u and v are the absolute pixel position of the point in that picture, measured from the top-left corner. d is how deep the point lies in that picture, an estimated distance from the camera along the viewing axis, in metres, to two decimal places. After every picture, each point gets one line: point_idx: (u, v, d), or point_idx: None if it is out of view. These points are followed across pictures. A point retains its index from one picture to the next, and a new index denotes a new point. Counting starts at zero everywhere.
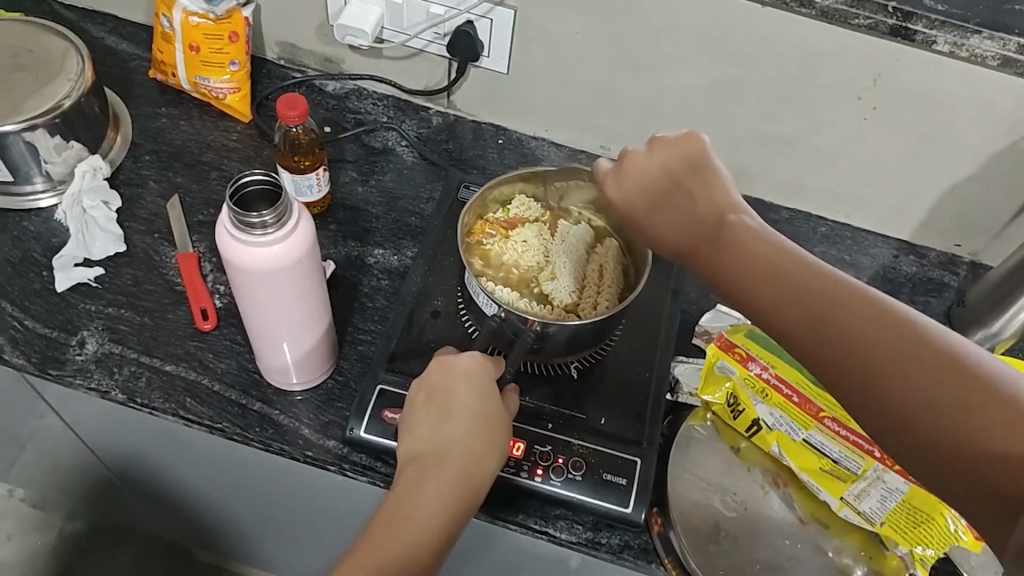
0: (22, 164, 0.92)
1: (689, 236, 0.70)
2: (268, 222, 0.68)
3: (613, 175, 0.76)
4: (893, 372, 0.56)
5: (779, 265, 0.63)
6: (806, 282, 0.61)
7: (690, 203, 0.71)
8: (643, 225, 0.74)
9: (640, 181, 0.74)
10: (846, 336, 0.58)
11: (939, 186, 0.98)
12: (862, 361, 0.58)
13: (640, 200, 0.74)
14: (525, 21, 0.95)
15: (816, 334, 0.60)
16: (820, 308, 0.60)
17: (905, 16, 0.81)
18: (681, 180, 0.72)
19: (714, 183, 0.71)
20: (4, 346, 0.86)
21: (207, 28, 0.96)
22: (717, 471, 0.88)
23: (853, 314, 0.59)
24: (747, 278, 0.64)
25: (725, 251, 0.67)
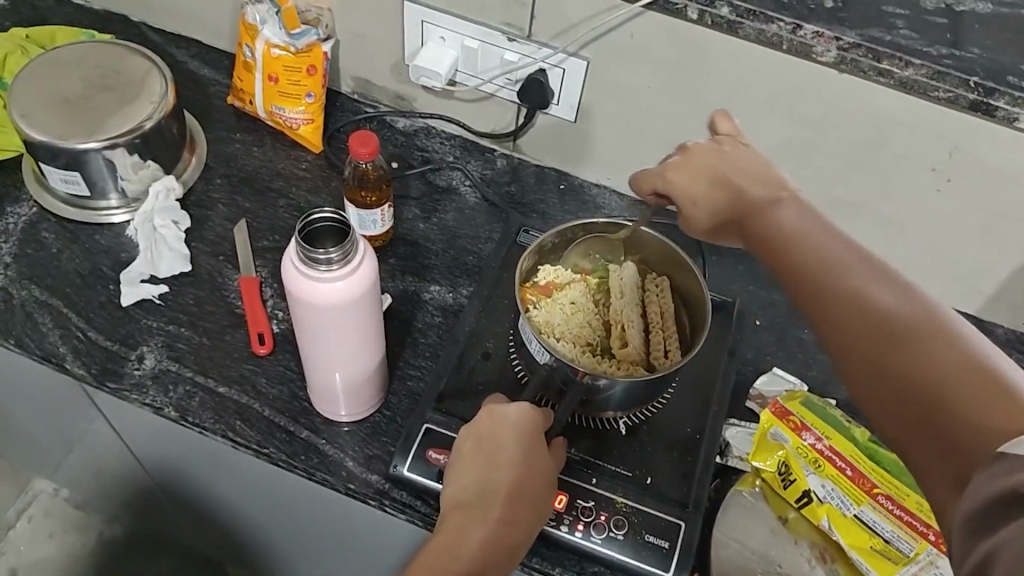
0: (100, 180, 0.95)
1: (731, 214, 0.70)
2: (333, 260, 0.69)
3: (675, 161, 0.73)
4: (894, 341, 0.57)
5: (811, 236, 0.64)
6: (831, 252, 0.63)
7: (735, 180, 0.70)
8: (695, 208, 0.72)
9: (700, 164, 0.72)
10: (860, 301, 0.59)
11: (1011, 263, 0.96)
12: (868, 327, 0.58)
13: (699, 183, 0.71)
14: (596, 71, 0.96)
15: (832, 298, 0.60)
16: (838, 274, 0.61)
17: (987, 92, 0.79)
18: (733, 163, 0.71)
19: (762, 165, 0.70)
20: (67, 355, 0.88)
21: (287, 60, 0.99)
22: (763, 541, 0.85)
23: (871, 283, 0.60)
24: (785, 245, 0.65)
25: (766, 219, 0.67)
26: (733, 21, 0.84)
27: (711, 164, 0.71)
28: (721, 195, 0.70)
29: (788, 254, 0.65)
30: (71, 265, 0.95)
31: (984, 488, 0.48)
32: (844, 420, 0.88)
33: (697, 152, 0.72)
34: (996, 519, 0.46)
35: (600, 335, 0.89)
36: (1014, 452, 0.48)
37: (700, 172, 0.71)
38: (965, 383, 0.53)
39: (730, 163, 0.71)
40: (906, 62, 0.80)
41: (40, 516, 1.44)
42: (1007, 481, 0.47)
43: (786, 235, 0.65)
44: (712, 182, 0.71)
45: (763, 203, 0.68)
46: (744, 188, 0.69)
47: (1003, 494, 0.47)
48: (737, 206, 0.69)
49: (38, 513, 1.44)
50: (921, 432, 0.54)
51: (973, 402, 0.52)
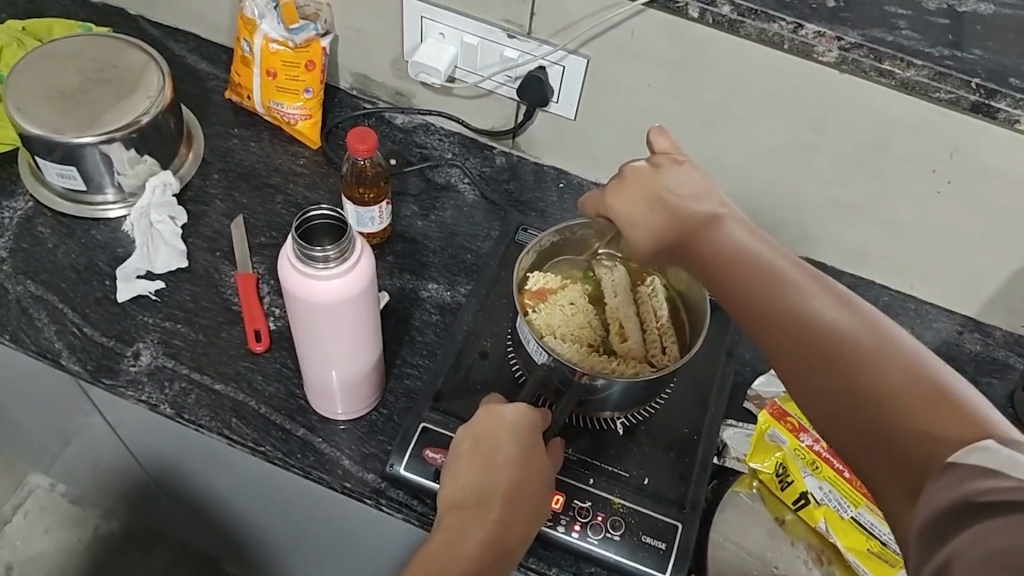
0: (97, 175, 0.94)
1: (671, 233, 0.70)
2: (330, 257, 0.68)
3: (613, 186, 0.75)
4: (835, 358, 0.57)
5: (751, 257, 0.65)
6: (769, 272, 0.63)
7: (667, 200, 0.70)
8: (638, 230, 0.72)
9: (635, 187, 0.73)
10: (800, 320, 0.60)
11: (1011, 266, 0.95)
12: (811, 346, 0.59)
13: (636, 205, 0.72)
14: (597, 69, 0.95)
15: (774, 318, 0.61)
16: (783, 295, 0.62)
17: (989, 93, 0.79)
18: (666, 183, 0.71)
19: (697, 182, 0.71)
20: (62, 351, 0.87)
21: (285, 55, 0.99)
22: (760, 543, 0.84)
23: (810, 301, 0.60)
24: (722, 267, 0.66)
25: (704, 240, 0.68)
26: (734, 20, 0.83)
27: (645, 186, 0.72)
28: (657, 215, 0.71)
29: (725, 276, 0.65)
30: (67, 260, 0.94)
31: (935, 498, 0.47)
32: None
33: (631, 175, 0.73)
34: (948, 528, 0.45)
35: (600, 334, 0.89)
36: (965, 461, 0.47)
37: (637, 194, 0.72)
38: (909, 394, 0.53)
39: (664, 183, 0.71)
40: (908, 63, 0.80)
41: (36, 511, 1.43)
42: (958, 491, 0.46)
43: (724, 256, 0.66)
44: (647, 203, 0.72)
45: (700, 223, 0.69)
46: (680, 207, 0.70)
47: (955, 502, 0.46)
48: (675, 225, 0.70)
49: (33, 508, 1.43)
50: (872, 447, 0.54)
51: (918, 412, 0.52)
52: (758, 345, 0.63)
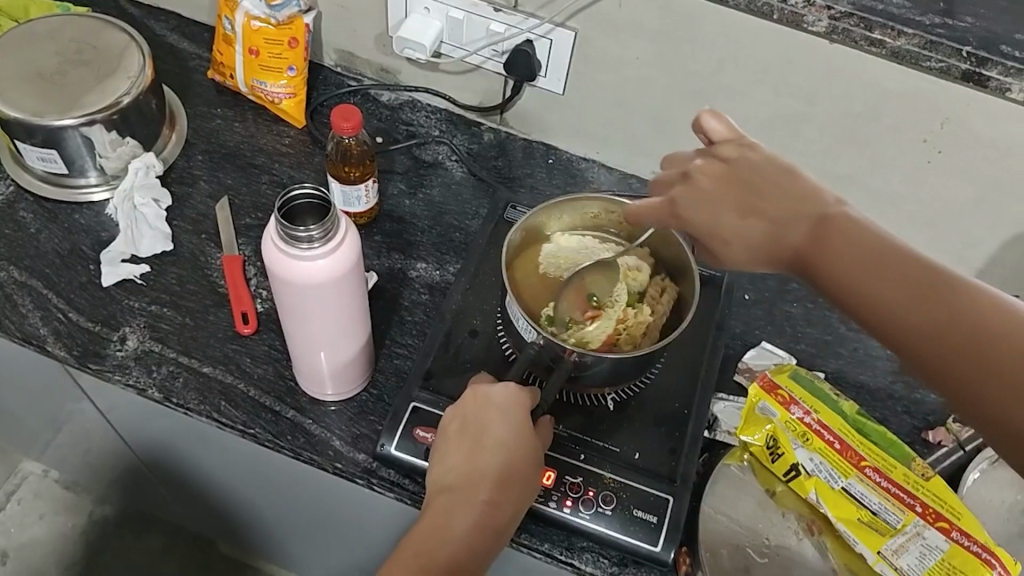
0: (78, 158, 0.93)
1: (777, 244, 0.67)
2: (314, 237, 0.68)
3: (686, 193, 0.72)
4: (1006, 370, 0.55)
5: (878, 260, 0.61)
6: (914, 279, 0.60)
7: (761, 205, 0.68)
8: (731, 241, 0.69)
9: (714, 190, 0.71)
10: (958, 331, 0.57)
11: (1001, 235, 0.95)
12: (978, 359, 0.56)
13: (727, 216, 0.69)
14: (584, 42, 0.94)
15: (929, 330, 0.58)
16: (929, 305, 0.59)
17: (979, 61, 0.78)
18: (752, 182, 0.69)
19: (788, 177, 0.68)
20: (48, 337, 0.87)
21: (267, 33, 0.97)
22: (751, 515, 0.85)
23: (969, 311, 0.57)
24: (857, 277, 0.62)
25: (826, 248, 0.64)
26: None
27: (729, 194, 0.70)
28: (751, 223, 0.68)
29: (862, 287, 0.61)
30: (50, 245, 0.93)
31: None
32: (833, 394, 0.89)
33: (707, 181, 0.71)
34: None
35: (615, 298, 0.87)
36: None
37: (727, 202, 0.70)
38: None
39: (749, 184, 0.69)
40: (898, 32, 0.79)
41: (30, 497, 1.43)
42: None
43: (856, 264, 0.62)
44: (732, 211, 0.69)
45: (813, 227, 0.65)
46: (784, 214, 0.67)
47: None
48: (780, 232, 0.67)
49: (28, 494, 1.44)
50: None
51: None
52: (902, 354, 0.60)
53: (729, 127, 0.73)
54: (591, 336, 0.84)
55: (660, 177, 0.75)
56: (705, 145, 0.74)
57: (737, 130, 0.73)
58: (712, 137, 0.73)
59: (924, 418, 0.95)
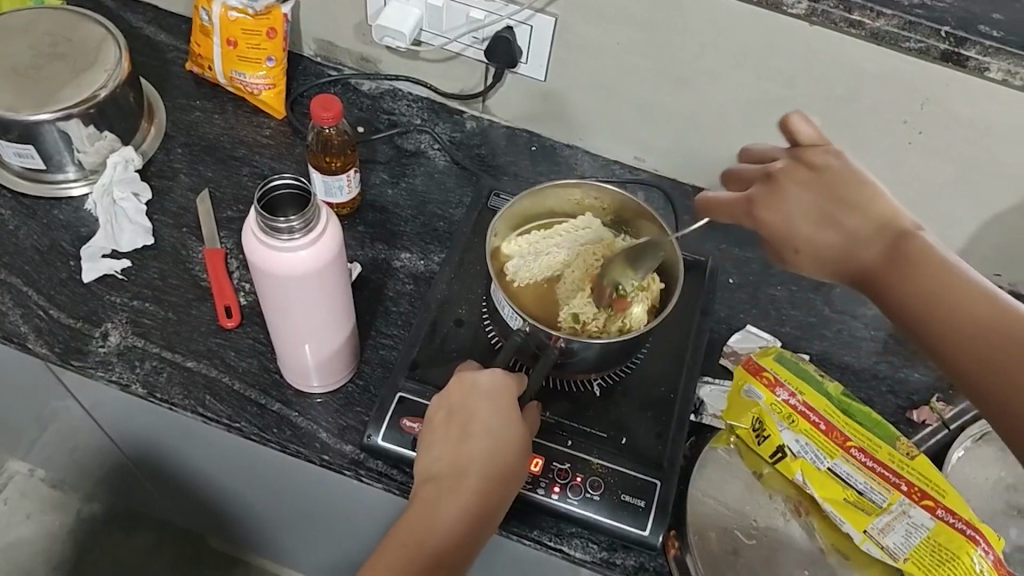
0: (55, 153, 0.92)
1: (842, 254, 0.68)
2: (295, 228, 0.67)
3: (765, 195, 0.73)
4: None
5: (924, 272, 0.63)
6: (959, 293, 0.61)
7: (840, 215, 0.69)
8: (800, 246, 0.71)
9: (795, 197, 0.71)
10: (983, 341, 0.59)
11: (982, 215, 0.96)
12: (1000, 366, 0.58)
13: (802, 222, 0.70)
14: (565, 28, 0.93)
15: (958, 336, 0.60)
16: (959, 316, 0.60)
17: (958, 41, 0.79)
18: (834, 192, 0.69)
19: (869, 191, 0.69)
20: (29, 334, 0.86)
21: (245, 23, 0.96)
22: (738, 498, 0.85)
23: (1002, 326, 0.59)
24: (908, 287, 0.63)
25: (886, 262, 0.66)
26: None
27: (810, 199, 0.70)
28: (824, 231, 0.69)
29: (906, 296, 0.63)
30: (30, 241, 0.93)
31: None
32: (818, 375, 0.89)
33: (792, 185, 0.71)
34: None
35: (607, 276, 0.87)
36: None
37: (801, 206, 0.71)
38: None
39: (834, 194, 0.69)
40: (877, 13, 0.79)
41: (16, 497, 1.43)
42: None
43: (906, 274, 0.64)
44: (808, 217, 0.70)
45: (879, 243, 0.67)
46: (858, 226, 0.68)
47: None
48: (847, 242, 0.68)
49: (14, 494, 1.43)
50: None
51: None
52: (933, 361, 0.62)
53: (817, 132, 0.72)
54: (633, 322, 0.84)
55: (738, 175, 0.77)
56: (790, 144, 0.73)
57: (823, 134, 0.73)
58: (799, 139, 0.72)
59: (908, 398, 0.95)
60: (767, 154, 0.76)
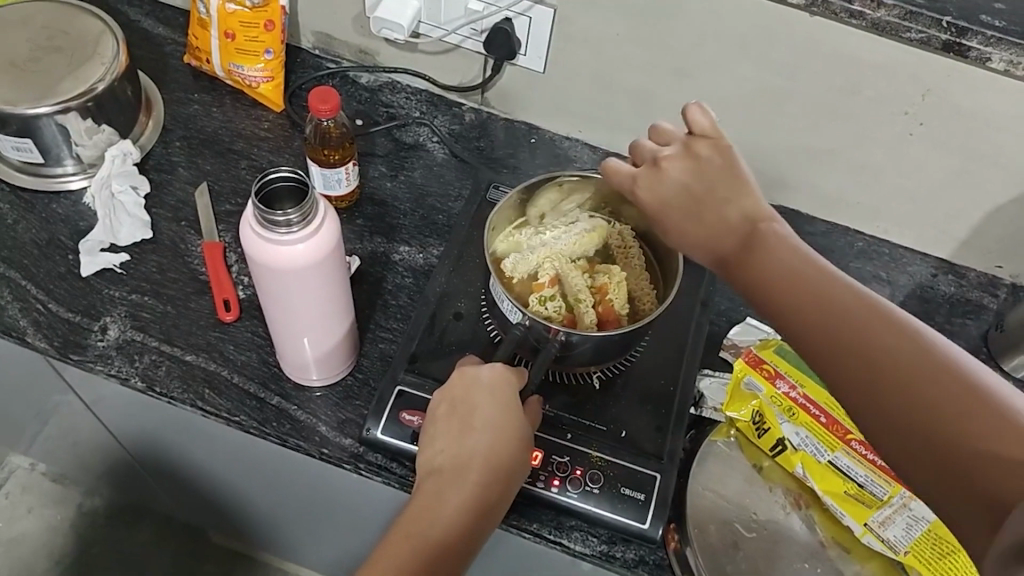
0: (53, 146, 0.92)
1: (716, 246, 0.70)
2: (293, 221, 0.67)
3: (648, 176, 0.74)
4: (877, 364, 0.59)
5: (791, 267, 0.66)
6: (815, 289, 0.64)
7: (712, 206, 0.70)
8: (670, 228, 0.73)
9: (677, 179, 0.72)
10: (841, 332, 0.61)
11: (983, 206, 0.95)
12: (852, 357, 0.61)
13: (679, 207, 0.72)
14: (564, 19, 0.93)
15: (818, 330, 0.62)
16: (823, 309, 0.63)
17: (959, 32, 0.78)
18: (708, 183, 0.71)
19: (743, 187, 0.71)
20: (28, 328, 0.86)
21: (242, 16, 0.96)
22: (738, 491, 0.85)
23: (857, 319, 0.61)
24: (794, 300, 0.64)
25: (762, 267, 0.67)
26: None
27: (685, 185, 0.72)
28: (696, 219, 0.71)
29: (774, 290, 0.66)
30: (28, 236, 0.92)
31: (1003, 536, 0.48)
32: None
33: (669, 169, 0.73)
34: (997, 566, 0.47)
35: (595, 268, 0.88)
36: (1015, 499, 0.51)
37: (678, 192, 0.72)
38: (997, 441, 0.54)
39: (708, 185, 0.71)
40: (878, 3, 0.79)
41: (18, 491, 1.43)
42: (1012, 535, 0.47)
43: (774, 270, 0.66)
44: (684, 201, 0.72)
45: (747, 240, 0.69)
46: (729, 220, 0.70)
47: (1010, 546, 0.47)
48: (721, 235, 0.70)
49: (16, 489, 1.43)
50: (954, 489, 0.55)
51: (1004, 462, 0.53)
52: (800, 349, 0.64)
53: (713, 123, 0.73)
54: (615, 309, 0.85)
55: (638, 151, 0.76)
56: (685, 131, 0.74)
57: (718, 128, 0.73)
58: (694, 128, 0.73)
59: None
60: (668, 136, 0.75)
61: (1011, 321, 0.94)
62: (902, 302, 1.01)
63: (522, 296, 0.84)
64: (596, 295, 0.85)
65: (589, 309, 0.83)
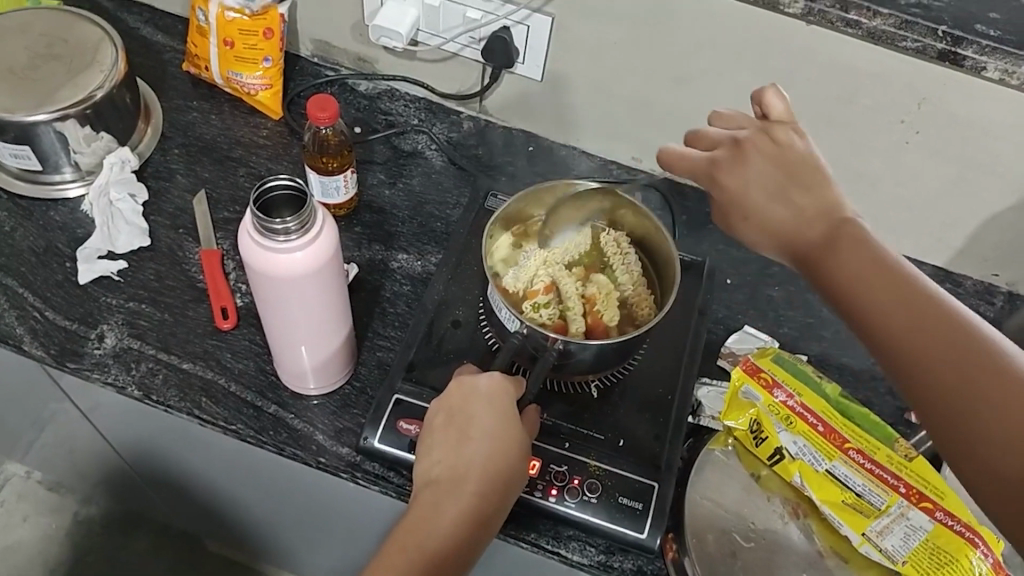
0: (52, 154, 0.92)
1: (790, 232, 0.70)
2: (291, 229, 0.67)
3: (728, 161, 0.75)
4: (942, 354, 0.58)
5: (864, 255, 0.65)
6: (887, 276, 0.63)
7: (793, 193, 0.72)
8: (748, 213, 0.73)
9: (754, 167, 0.74)
10: (910, 318, 0.61)
11: (980, 215, 0.95)
12: (915, 345, 0.60)
13: (761, 191, 0.73)
14: (561, 28, 0.93)
15: (883, 315, 0.62)
16: (891, 296, 0.62)
17: (955, 41, 0.78)
18: (792, 170, 0.72)
19: (823, 180, 0.72)
20: (24, 336, 0.86)
21: (242, 23, 0.96)
22: (736, 500, 0.85)
23: (926, 307, 0.61)
24: (864, 289, 0.63)
25: (834, 259, 0.66)
26: None
27: (769, 171, 0.73)
28: (775, 206, 0.72)
29: (847, 273, 0.65)
30: (25, 243, 0.92)
31: None
32: (816, 377, 0.88)
33: (754, 154, 0.74)
34: None
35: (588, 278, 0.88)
36: None
37: (757, 175, 0.73)
38: None
39: (793, 171, 0.72)
40: (874, 12, 0.79)
41: (14, 499, 1.43)
42: None
43: (849, 256, 0.66)
44: (764, 186, 0.73)
45: (825, 228, 0.69)
46: (807, 206, 0.70)
47: None
48: (796, 221, 0.70)
49: (12, 496, 1.43)
50: (1008, 487, 0.55)
51: None
52: (859, 333, 0.64)
53: (788, 109, 0.75)
54: (606, 319, 0.85)
55: (705, 136, 0.77)
56: (759, 117, 0.76)
57: (791, 113, 0.75)
58: (770, 114, 0.74)
59: None
60: (735, 121, 0.77)
61: (1008, 329, 0.94)
62: None
63: (519, 302, 0.85)
64: (586, 305, 0.85)
65: (579, 319, 0.83)
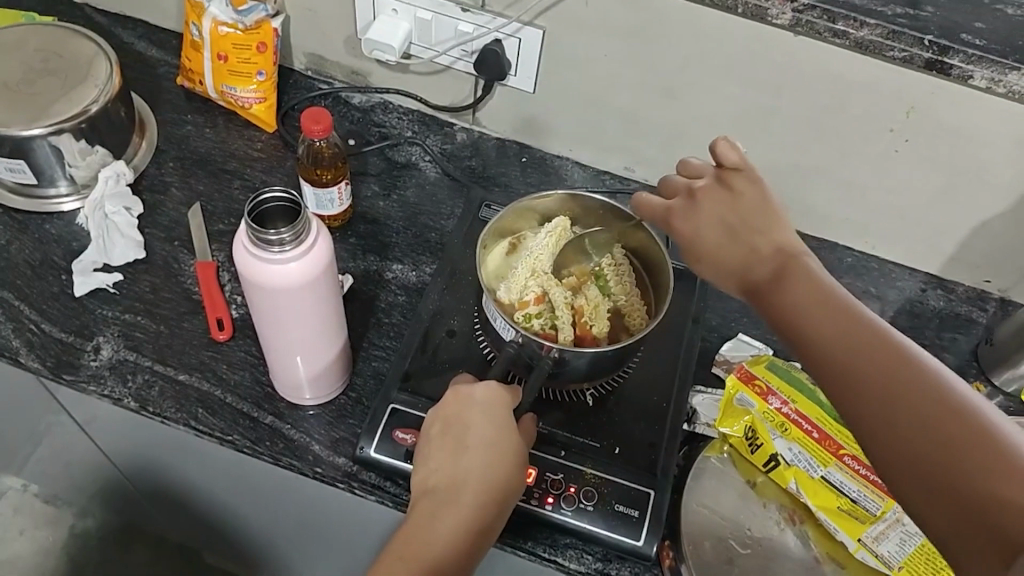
0: (47, 167, 0.92)
1: (738, 271, 0.70)
2: (286, 240, 0.67)
3: (684, 209, 0.76)
4: (892, 396, 0.56)
5: (812, 295, 0.64)
6: (832, 316, 0.61)
7: (744, 235, 0.71)
8: (702, 256, 0.73)
9: (707, 210, 0.74)
10: (858, 360, 0.58)
11: (970, 222, 0.96)
12: (864, 387, 0.57)
13: (713, 233, 0.73)
14: (553, 40, 0.94)
15: (831, 355, 0.59)
16: (837, 336, 0.60)
17: (942, 50, 0.79)
18: (743, 213, 0.72)
19: (772, 219, 0.71)
20: (20, 349, 0.86)
21: (235, 38, 0.97)
22: (732, 506, 0.85)
23: (875, 345, 0.58)
24: (812, 329, 0.62)
25: (782, 292, 0.66)
26: None
27: (721, 215, 0.73)
28: (727, 247, 0.72)
29: (796, 313, 0.63)
30: (21, 256, 0.93)
31: None
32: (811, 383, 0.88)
33: (705, 201, 0.74)
34: None
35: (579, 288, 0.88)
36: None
37: (710, 220, 0.73)
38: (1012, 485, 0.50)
39: (744, 215, 0.72)
40: (861, 23, 0.80)
41: (10, 512, 1.42)
42: None
43: (798, 298, 0.64)
44: (717, 230, 0.73)
45: (773, 266, 0.68)
46: (758, 246, 0.70)
47: None
48: (746, 260, 0.70)
49: (8, 509, 1.43)
50: (959, 528, 0.51)
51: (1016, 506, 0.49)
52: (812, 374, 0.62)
53: (741, 157, 0.74)
54: (594, 331, 0.85)
55: (669, 184, 0.78)
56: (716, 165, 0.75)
57: (748, 161, 0.74)
58: (723, 164, 0.74)
59: None
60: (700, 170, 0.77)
61: (1001, 335, 0.95)
62: (892, 317, 1.01)
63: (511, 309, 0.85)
64: (575, 316, 0.85)
65: (568, 330, 0.83)
